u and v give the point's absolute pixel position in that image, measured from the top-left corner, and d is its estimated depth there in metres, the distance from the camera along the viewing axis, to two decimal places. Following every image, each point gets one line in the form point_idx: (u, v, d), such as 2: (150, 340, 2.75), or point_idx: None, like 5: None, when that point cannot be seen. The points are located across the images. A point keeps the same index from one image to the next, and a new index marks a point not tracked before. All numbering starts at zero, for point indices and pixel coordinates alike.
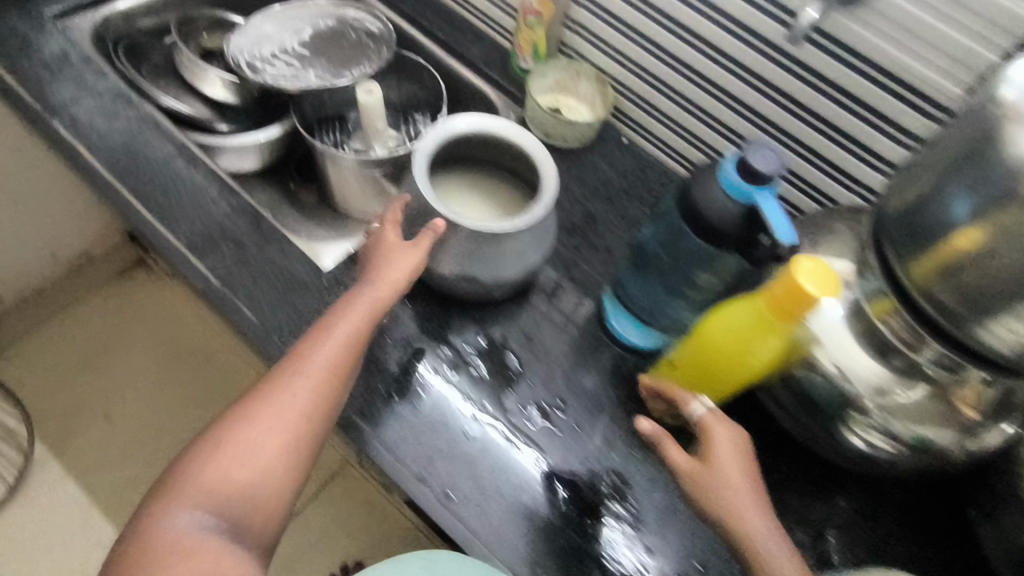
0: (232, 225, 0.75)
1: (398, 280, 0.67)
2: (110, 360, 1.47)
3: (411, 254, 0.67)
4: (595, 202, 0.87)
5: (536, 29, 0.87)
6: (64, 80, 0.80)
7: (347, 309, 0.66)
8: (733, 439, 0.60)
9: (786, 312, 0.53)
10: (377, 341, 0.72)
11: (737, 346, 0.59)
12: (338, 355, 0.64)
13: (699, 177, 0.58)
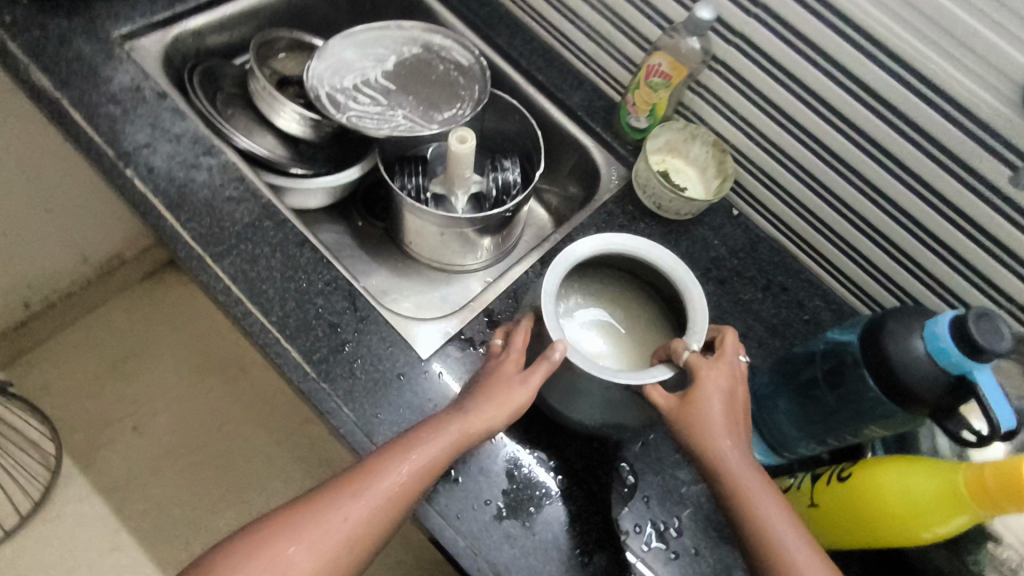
0: (325, 303, 0.67)
1: (519, 392, 0.60)
2: (132, 369, 1.35)
3: (521, 392, 0.60)
4: (705, 284, 0.81)
5: (661, 93, 0.79)
6: (138, 121, 0.72)
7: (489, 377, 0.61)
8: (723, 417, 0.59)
9: (989, 498, 0.47)
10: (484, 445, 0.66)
11: (921, 519, 0.52)
12: (407, 485, 0.56)
13: (891, 327, 0.52)
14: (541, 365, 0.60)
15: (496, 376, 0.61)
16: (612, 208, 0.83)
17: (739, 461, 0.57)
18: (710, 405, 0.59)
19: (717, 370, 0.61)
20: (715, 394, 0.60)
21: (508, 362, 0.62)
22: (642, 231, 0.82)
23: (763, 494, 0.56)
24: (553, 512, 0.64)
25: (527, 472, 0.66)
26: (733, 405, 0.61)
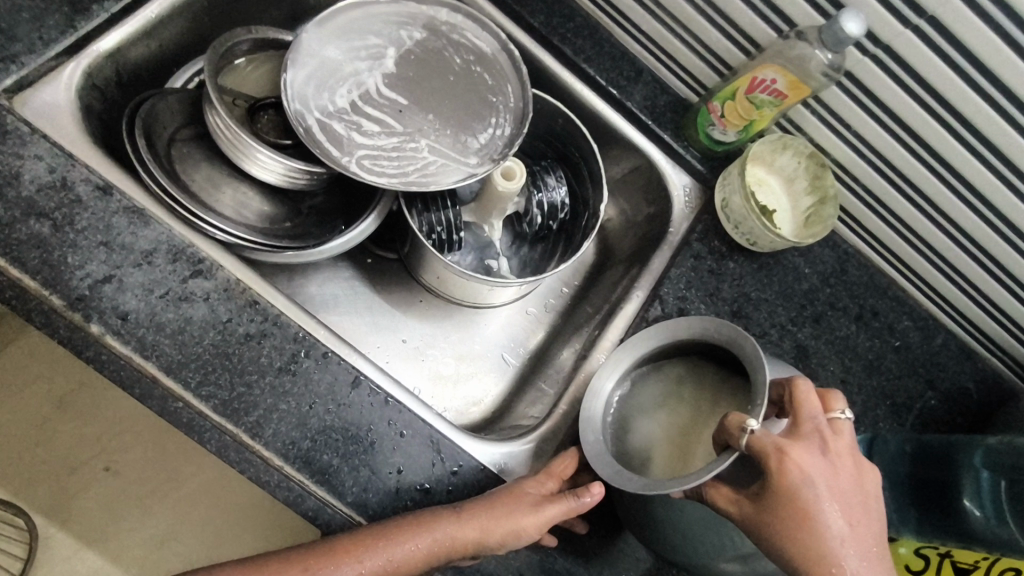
0: (405, 458, 0.54)
1: (546, 507, 0.56)
2: (84, 405, 1.13)
3: (532, 514, 0.56)
4: (802, 326, 0.71)
5: (768, 110, 0.62)
6: (82, 242, 0.49)
7: (512, 494, 0.56)
8: (816, 475, 0.54)
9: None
10: None
11: None
12: (391, 568, 0.52)
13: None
14: (564, 502, 0.57)
15: (511, 486, 0.57)
16: (697, 247, 0.69)
17: (839, 540, 0.53)
18: (803, 495, 0.53)
19: (807, 447, 0.55)
20: (814, 481, 0.53)
21: (540, 482, 0.58)
22: (734, 272, 0.70)
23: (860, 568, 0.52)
24: None
25: None
26: (834, 481, 0.54)
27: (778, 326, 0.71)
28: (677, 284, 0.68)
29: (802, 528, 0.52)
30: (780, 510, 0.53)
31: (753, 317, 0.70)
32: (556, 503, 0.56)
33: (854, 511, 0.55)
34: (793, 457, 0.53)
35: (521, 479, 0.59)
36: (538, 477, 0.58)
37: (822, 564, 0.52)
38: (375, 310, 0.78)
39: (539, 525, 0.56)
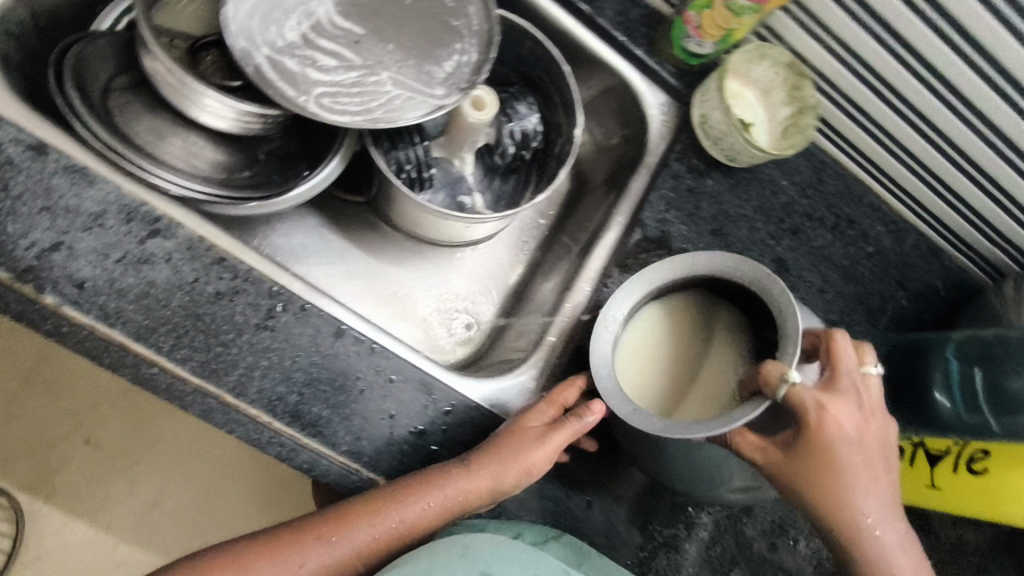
0: (399, 405, 0.54)
1: (553, 444, 0.55)
2: (50, 374, 1.02)
3: (537, 454, 0.55)
4: (780, 239, 0.71)
5: (748, 17, 0.62)
6: (21, 208, 0.45)
7: (513, 435, 0.56)
8: (867, 421, 0.55)
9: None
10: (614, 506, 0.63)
11: None
12: (404, 528, 0.52)
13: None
14: (567, 432, 0.56)
15: (512, 424, 0.56)
16: (676, 167, 0.68)
17: (855, 477, 0.54)
18: (838, 450, 0.53)
19: (846, 400, 0.54)
20: (847, 430, 0.53)
21: (542, 412, 0.57)
22: (712, 189, 0.69)
23: (864, 500, 0.54)
24: (687, 545, 0.63)
25: (657, 518, 0.64)
26: (864, 426, 0.55)
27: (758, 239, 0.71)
28: (658, 206, 0.67)
29: (820, 481, 0.54)
30: (810, 465, 0.53)
31: (732, 232, 0.69)
32: (561, 437, 0.56)
33: (873, 445, 0.55)
34: (832, 412, 0.53)
35: (524, 413, 0.57)
36: (539, 409, 0.57)
37: (833, 507, 0.54)
38: (346, 257, 0.74)
39: (549, 458, 0.55)
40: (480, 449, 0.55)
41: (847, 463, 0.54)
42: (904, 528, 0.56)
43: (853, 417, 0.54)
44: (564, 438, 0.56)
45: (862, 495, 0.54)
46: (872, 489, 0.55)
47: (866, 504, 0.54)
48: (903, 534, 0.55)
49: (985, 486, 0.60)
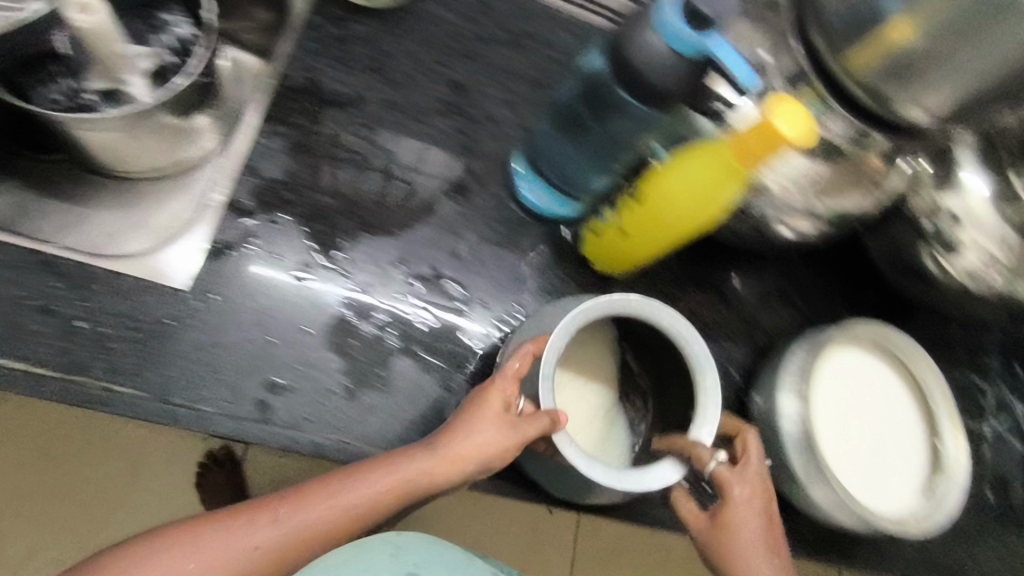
0: (32, 291, 0.56)
1: (505, 431, 0.55)
2: None
3: (491, 430, 0.55)
4: (455, 64, 0.71)
5: None
6: None
7: (471, 415, 0.56)
8: (767, 513, 0.58)
9: (750, 152, 0.49)
10: (306, 339, 0.60)
11: (698, 191, 0.54)
12: (298, 537, 0.54)
13: (626, 29, 0.48)
14: (534, 425, 0.54)
15: (472, 402, 0.57)
16: (312, 18, 0.68)
17: (750, 551, 0.57)
18: (741, 537, 0.57)
19: (748, 496, 0.58)
20: (737, 508, 0.57)
21: (502, 393, 0.56)
22: (358, 31, 0.69)
23: (751, 553, 0.57)
24: (402, 363, 0.62)
25: (358, 343, 0.61)
26: (759, 524, 0.57)
27: (424, 67, 0.70)
28: (298, 58, 0.67)
29: (725, 550, 0.57)
30: (718, 535, 0.57)
31: (392, 66, 0.69)
32: (530, 427, 0.54)
33: (769, 531, 0.58)
34: (736, 497, 0.57)
35: (494, 379, 0.57)
36: (501, 383, 0.56)
37: (723, 531, 0.57)
38: None
39: (514, 442, 0.54)
40: (445, 433, 0.56)
41: (746, 535, 0.57)
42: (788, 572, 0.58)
43: (756, 516, 0.57)
44: (536, 427, 0.54)
45: (756, 529, 0.57)
46: (770, 563, 0.57)
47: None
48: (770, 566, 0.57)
49: (655, 208, 0.58)
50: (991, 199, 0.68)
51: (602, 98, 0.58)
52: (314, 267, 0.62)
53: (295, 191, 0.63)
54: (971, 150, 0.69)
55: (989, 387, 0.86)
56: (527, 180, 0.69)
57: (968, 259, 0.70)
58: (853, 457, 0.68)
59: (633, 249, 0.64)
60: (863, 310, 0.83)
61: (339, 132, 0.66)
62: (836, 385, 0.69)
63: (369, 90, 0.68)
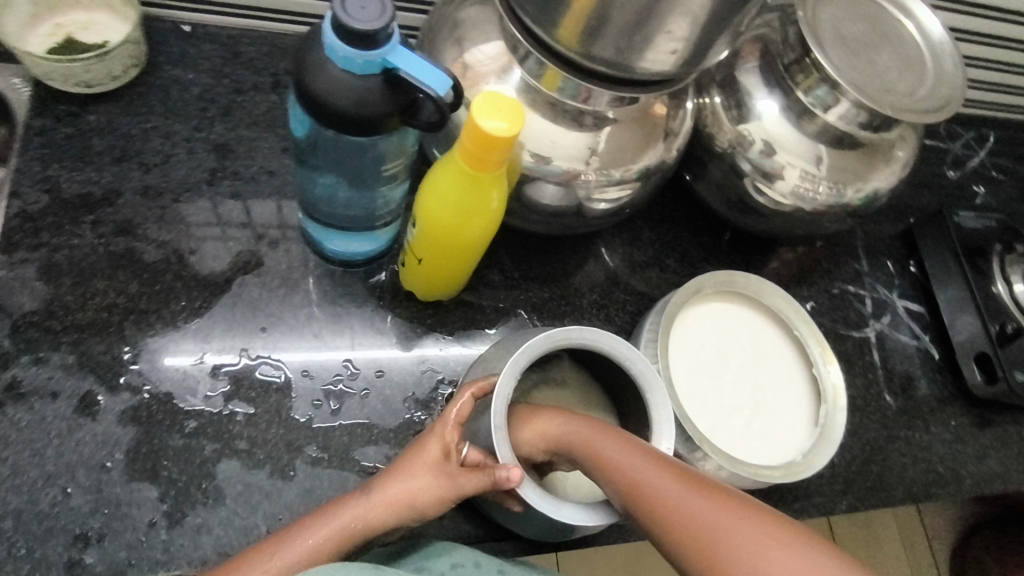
0: None
1: (444, 485, 0.50)
2: None
3: (437, 484, 0.50)
4: (212, 125, 0.67)
5: None
6: None
7: (415, 462, 0.51)
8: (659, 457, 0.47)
9: (482, 161, 0.46)
10: (105, 476, 0.53)
11: (459, 203, 0.51)
12: None
13: (302, 58, 0.45)
14: (476, 476, 0.49)
15: (417, 448, 0.52)
16: (38, 124, 0.62)
17: (662, 491, 0.44)
18: (639, 483, 0.45)
19: (617, 440, 0.49)
20: (616, 454, 0.48)
21: (445, 435, 0.52)
22: (95, 122, 0.64)
23: (675, 503, 0.43)
24: (227, 467, 0.56)
25: (170, 459, 0.55)
26: (658, 466, 0.46)
27: (180, 141, 0.65)
28: (30, 169, 0.61)
29: (641, 505, 0.45)
30: (621, 491, 0.46)
31: (143, 149, 0.64)
32: (468, 477, 0.49)
33: (682, 471, 0.45)
34: (606, 448, 0.49)
35: (429, 431, 0.52)
36: (446, 431, 0.51)
37: (637, 490, 0.45)
38: None
39: (443, 494, 0.50)
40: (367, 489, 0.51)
41: (648, 480, 0.45)
42: (738, 509, 0.42)
43: (637, 454, 0.47)
44: (466, 483, 0.49)
45: (660, 474, 0.45)
46: (703, 504, 0.42)
47: (699, 526, 0.42)
48: (711, 512, 0.42)
49: (440, 231, 0.54)
50: (783, 115, 0.68)
51: (336, 147, 0.52)
52: (100, 395, 0.55)
53: (60, 314, 0.57)
54: (753, 72, 0.69)
55: (859, 290, 0.87)
56: (317, 229, 0.63)
57: (786, 177, 0.69)
58: (732, 416, 0.64)
59: (441, 274, 0.61)
60: (720, 254, 0.81)
61: (97, 240, 0.60)
62: (695, 344, 0.66)
63: (124, 182, 0.63)
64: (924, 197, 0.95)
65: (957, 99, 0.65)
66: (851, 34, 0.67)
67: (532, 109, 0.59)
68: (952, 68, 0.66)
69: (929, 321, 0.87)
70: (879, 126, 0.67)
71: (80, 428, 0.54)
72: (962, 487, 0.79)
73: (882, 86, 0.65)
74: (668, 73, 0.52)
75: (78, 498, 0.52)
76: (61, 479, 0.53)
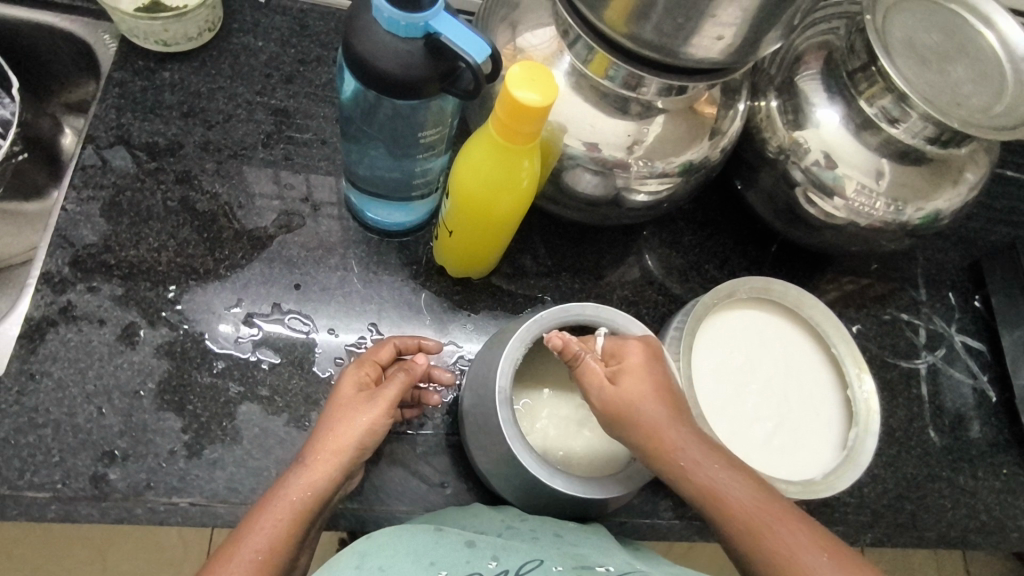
0: None
1: (377, 402, 0.52)
2: None
3: (369, 407, 0.52)
4: (274, 91, 0.71)
5: None
6: None
7: (342, 407, 0.52)
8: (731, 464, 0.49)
9: (516, 133, 0.47)
10: (136, 402, 0.57)
11: (490, 176, 0.51)
12: None
13: (352, 20, 0.46)
14: (398, 379, 0.54)
15: (336, 395, 0.53)
16: (118, 76, 0.68)
17: (745, 507, 0.47)
18: (720, 496, 0.48)
19: (687, 441, 0.49)
20: (696, 463, 0.49)
21: (357, 375, 0.55)
22: (170, 80, 0.69)
23: (758, 522, 0.47)
24: (247, 410, 0.58)
25: (197, 394, 0.58)
26: (732, 477, 0.48)
27: (242, 103, 0.69)
28: (107, 116, 0.66)
29: (721, 517, 0.48)
30: (702, 500, 0.48)
31: (209, 107, 0.68)
32: (394, 387, 0.53)
33: (753, 485, 0.48)
34: (677, 451, 0.49)
35: (339, 382, 0.54)
36: (352, 372, 0.54)
37: (720, 506, 0.48)
38: None
39: (383, 410, 0.52)
40: (312, 444, 0.51)
41: (728, 494, 0.48)
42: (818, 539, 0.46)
43: (710, 464, 0.49)
44: (397, 390, 0.53)
45: (741, 490, 0.48)
46: (786, 526, 0.46)
47: (786, 544, 0.45)
48: (796, 535, 0.46)
49: (471, 205, 0.54)
50: (841, 123, 0.65)
51: (376, 113, 0.54)
52: (141, 327, 0.59)
53: (116, 248, 0.61)
54: (813, 78, 0.67)
55: (913, 319, 0.82)
56: (356, 196, 0.65)
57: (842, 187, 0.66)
58: (754, 427, 0.62)
59: (474, 251, 0.61)
60: (763, 265, 0.78)
61: (158, 187, 0.64)
62: (723, 349, 0.64)
63: (188, 136, 0.67)
64: (996, 230, 0.89)
65: None
66: (926, 43, 0.63)
67: (575, 93, 0.59)
68: None
69: (989, 360, 0.81)
70: (948, 142, 0.63)
71: (121, 354, 0.58)
72: (1008, 540, 0.73)
73: (956, 100, 0.61)
74: (722, 60, 0.52)
75: (110, 419, 0.56)
76: (98, 399, 0.56)
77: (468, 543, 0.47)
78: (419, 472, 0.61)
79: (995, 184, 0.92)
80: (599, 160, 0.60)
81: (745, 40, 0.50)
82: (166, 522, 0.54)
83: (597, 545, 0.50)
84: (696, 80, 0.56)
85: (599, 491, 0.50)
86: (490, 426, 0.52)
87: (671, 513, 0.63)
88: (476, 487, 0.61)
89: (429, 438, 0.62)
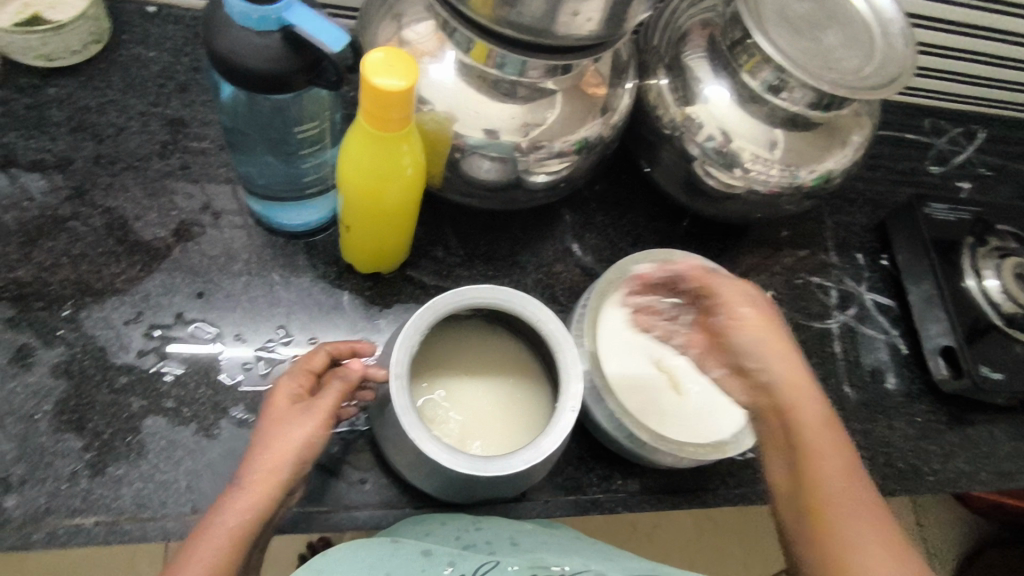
0: None
1: (313, 417, 0.51)
2: None
3: (305, 421, 0.51)
4: (167, 101, 0.69)
5: None
6: None
7: (275, 421, 0.51)
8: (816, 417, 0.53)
9: (384, 120, 0.47)
10: (32, 426, 0.55)
11: (372, 164, 0.51)
12: None
13: (211, 19, 0.45)
14: (335, 389, 0.52)
15: (270, 408, 0.52)
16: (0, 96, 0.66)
17: (823, 439, 0.52)
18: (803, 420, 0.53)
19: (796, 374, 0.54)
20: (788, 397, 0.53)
21: (293, 387, 0.53)
22: (56, 96, 0.67)
23: (824, 454, 0.51)
24: (152, 423, 0.57)
25: (97, 412, 0.56)
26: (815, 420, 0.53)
27: (134, 115, 0.68)
28: None
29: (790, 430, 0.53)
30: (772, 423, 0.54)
31: (98, 121, 0.67)
32: (331, 399, 0.52)
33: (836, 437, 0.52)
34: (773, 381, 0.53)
35: (273, 396, 0.53)
36: (287, 385, 0.53)
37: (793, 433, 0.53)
38: None
39: (319, 423, 0.51)
40: (248, 462, 0.50)
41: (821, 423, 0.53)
42: (861, 497, 0.50)
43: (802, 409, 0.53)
44: (331, 402, 0.52)
45: (815, 437, 0.52)
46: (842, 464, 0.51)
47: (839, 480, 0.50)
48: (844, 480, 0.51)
49: (360, 198, 0.54)
50: (728, 95, 0.67)
51: (255, 113, 0.54)
52: (35, 348, 0.58)
53: (5, 271, 0.60)
54: (698, 54, 0.68)
55: (824, 281, 0.85)
56: (256, 202, 0.64)
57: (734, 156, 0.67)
58: (664, 395, 0.63)
59: (378, 244, 0.61)
60: (674, 240, 0.80)
61: (47, 205, 0.63)
62: (627, 322, 0.65)
63: (78, 151, 0.65)
64: (897, 191, 0.93)
65: (907, 75, 0.63)
66: (798, 14, 0.66)
67: (460, 80, 0.59)
68: (901, 45, 0.65)
69: (898, 314, 0.84)
70: (827, 105, 0.65)
71: (15, 378, 0.56)
72: (924, 483, 0.76)
73: (829, 64, 0.64)
74: (591, 36, 0.53)
75: (4, 445, 0.54)
76: None
77: (425, 550, 0.51)
78: (338, 471, 0.61)
79: (893, 147, 0.96)
80: (492, 144, 0.61)
81: (608, 15, 0.51)
82: (71, 544, 0.53)
83: (550, 545, 0.54)
84: (575, 58, 0.57)
85: (507, 470, 0.50)
86: (393, 416, 0.52)
87: (595, 488, 0.64)
88: (397, 480, 0.61)
89: (346, 435, 0.62)
